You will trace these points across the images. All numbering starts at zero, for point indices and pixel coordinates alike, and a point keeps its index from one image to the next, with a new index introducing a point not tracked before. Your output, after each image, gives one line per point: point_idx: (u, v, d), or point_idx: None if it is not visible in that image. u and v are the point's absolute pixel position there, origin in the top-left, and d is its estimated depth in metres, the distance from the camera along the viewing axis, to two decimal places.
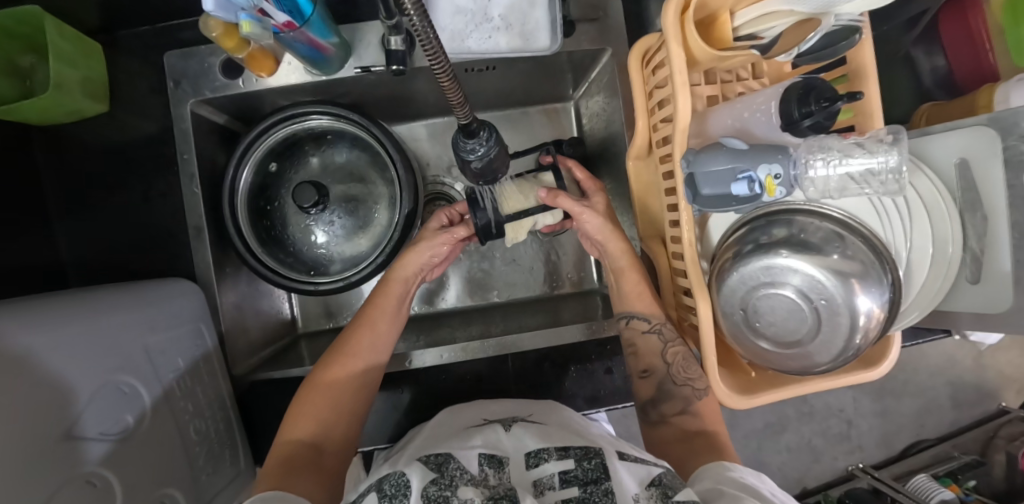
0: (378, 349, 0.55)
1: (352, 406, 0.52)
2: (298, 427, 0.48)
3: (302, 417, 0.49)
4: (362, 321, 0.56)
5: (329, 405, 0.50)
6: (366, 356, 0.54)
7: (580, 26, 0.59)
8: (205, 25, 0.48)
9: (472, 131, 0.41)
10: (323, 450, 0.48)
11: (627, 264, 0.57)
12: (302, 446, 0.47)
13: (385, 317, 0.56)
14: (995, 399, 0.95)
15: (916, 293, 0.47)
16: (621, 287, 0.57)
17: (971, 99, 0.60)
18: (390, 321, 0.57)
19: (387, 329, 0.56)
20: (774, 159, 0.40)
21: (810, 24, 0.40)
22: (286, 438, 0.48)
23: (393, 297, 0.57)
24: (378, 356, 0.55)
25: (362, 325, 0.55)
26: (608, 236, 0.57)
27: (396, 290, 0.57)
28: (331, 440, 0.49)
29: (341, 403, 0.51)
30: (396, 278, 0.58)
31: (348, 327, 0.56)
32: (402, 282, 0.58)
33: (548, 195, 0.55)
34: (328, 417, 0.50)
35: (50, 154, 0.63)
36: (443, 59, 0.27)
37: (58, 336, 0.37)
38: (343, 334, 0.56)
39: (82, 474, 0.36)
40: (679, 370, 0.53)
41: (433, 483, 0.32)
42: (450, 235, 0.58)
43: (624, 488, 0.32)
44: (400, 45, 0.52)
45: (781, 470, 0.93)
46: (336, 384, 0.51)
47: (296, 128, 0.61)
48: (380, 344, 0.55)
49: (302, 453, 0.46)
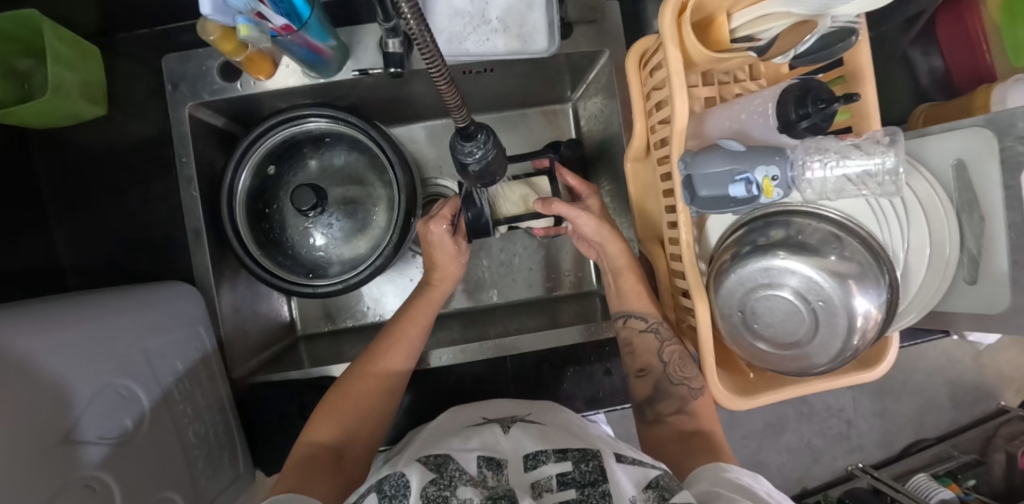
0: (409, 363, 0.55)
1: (377, 416, 0.51)
2: (322, 431, 0.48)
3: (328, 422, 0.49)
4: (396, 332, 0.55)
5: (358, 414, 0.50)
6: (396, 368, 0.54)
7: (578, 28, 0.60)
8: (202, 28, 0.48)
9: (470, 133, 0.41)
10: (344, 457, 0.47)
11: (626, 265, 0.57)
12: (324, 449, 0.47)
13: (420, 333, 0.56)
14: (995, 398, 0.95)
15: (913, 293, 0.47)
16: (621, 286, 0.57)
17: (967, 99, 0.61)
18: (422, 336, 0.57)
19: (420, 343, 0.56)
20: (771, 161, 0.40)
21: (806, 26, 0.40)
22: (307, 441, 0.48)
23: (427, 311, 0.58)
24: (409, 370, 0.55)
25: (396, 338, 0.55)
26: (606, 237, 0.57)
27: (430, 306, 0.58)
28: (353, 448, 0.49)
29: (368, 412, 0.51)
30: (430, 294, 0.59)
31: (379, 337, 0.56)
32: (436, 298, 0.59)
33: (542, 204, 0.56)
34: (353, 425, 0.50)
35: (48, 157, 0.63)
36: (440, 63, 0.27)
37: (57, 340, 0.37)
38: (376, 341, 0.56)
39: (81, 477, 0.36)
40: (675, 369, 0.53)
41: (432, 483, 0.32)
42: (461, 239, 0.59)
43: (621, 489, 0.32)
44: (398, 48, 0.53)
45: (781, 470, 0.93)
46: (364, 391, 0.51)
47: (294, 130, 0.61)
48: (411, 357, 0.55)
49: (324, 456, 0.46)
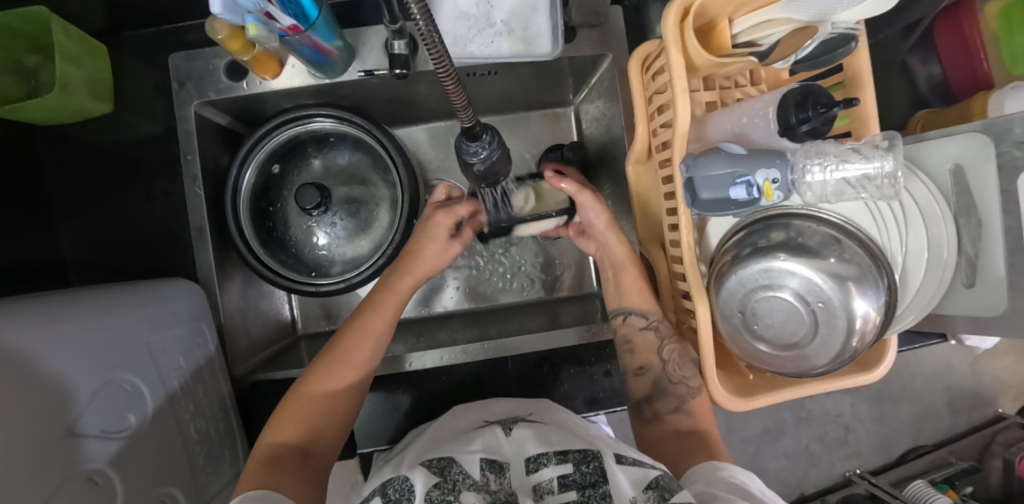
0: (373, 358, 0.53)
1: (341, 412, 0.51)
2: (285, 429, 0.47)
3: (289, 420, 0.47)
4: (357, 328, 0.53)
5: (318, 412, 0.49)
6: (361, 361, 0.52)
7: (581, 32, 0.61)
8: (211, 27, 0.48)
9: (475, 134, 0.41)
10: (309, 455, 0.47)
11: (627, 260, 0.56)
12: (287, 448, 0.46)
13: (384, 329, 0.54)
14: (992, 405, 0.95)
15: (911, 296, 0.47)
16: (621, 282, 0.57)
17: (964, 106, 0.62)
18: (388, 329, 0.54)
19: (382, 336, 0.54)
20: (772, 164, 0.40)
21: (808, 31, 0.40)
22: (270, 439, 0.47)
23: (395, 302, 0.55)
24: (374, 363, 0.53)
25: (358, 333, 0.52)
26: (604, 225, 0.57)
27: (399, 296, 0.55)
28: (319, 444, 0.48)
29: (328, 409, 0.49)
30: (400, 284, 0.55)
31: (342, 333, 0.53)
32: (406, 288, 0.55)
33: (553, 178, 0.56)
34: (316, 423, 0.48)
35: (52, 154, 0.63)
36: (448, 62, 0.28)
37: (64, 338, 0.38)
38: (335, 338, 0.53)
39: (82, 472, 0.36)
40: (675, 369, 0.53)
41: (437, 488, 0.32)
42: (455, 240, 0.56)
43: (621, 490, 0.33)
44: (403, 49, 0.52)
45: (779, 475, 0.92)
46: (327, 388, 0.50)
47: (300, 130, 0.62)
48: (374, 352, 0.53)
49: (289, 456, 0.45)
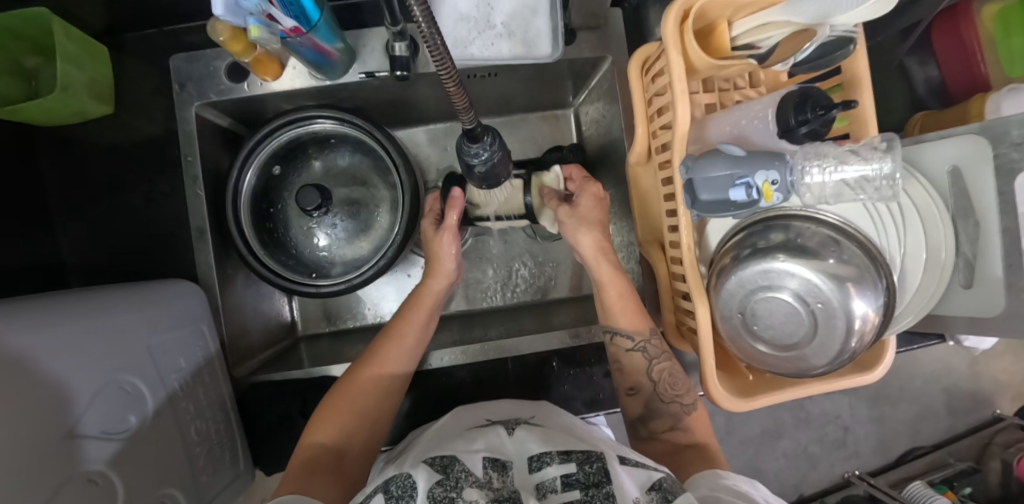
0: (405, 363, 0.54)
1: (378, 417, 0.51)
2: (322, 431, 0.47)
3: (325, 423, 0.48)
4: (390, 333, 0.55)
5: (355, 415, 0.49)
6: (395, 365, 0.54)
7: (581, 34, 0.61)
8: (212, 28, 0.48)
9: (476, 135, 0.41)
10: (345, 457, 0.46)
11: (611, 277, 0.56)
12: (325, 450, 0.46)
13: (416, 334, 0.56)
14: (991, 406, 0.96)
15: (910, 296, 0.48)
16: (605, 300, 0.57)
17: (962, 108, 0.62)
18: (419, 336, 0.57)
19: (414, 341, 0.56)
20: (770, 165, 0.41)
21: (805, 35, 0.42)
22: (307, 442, 0.47)
23: (424, 308, 0.58)
24: (407, 370, 0.55)
25: (392, 338, 0.55)
26: (586, 244, 0.57)
27: (428, 302, 0.58)
28: (354, 447, 0.48)
29: (364, 413, 0.50)
30: (428, 291, 0.59)
31: (377, 340, 0.55)
32: (433, 295, 0.59)
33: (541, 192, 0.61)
34: (354, 425, 0.49)
35: (53, 156, 0.63)
36: (451, 65, 0.28)
37: (65, 338, 0.38)
38: (370, 346, 0.55)
39: (82, 473, 0.36)
40: (666, 388, 0.54)
41: (439, 485, 0.32)
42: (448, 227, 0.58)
43: (624, 490, 0.33)
44: (404, 51, 0.53)
45: (779, 476, 0.93)
46: (364, 390, 0.51)
47: (300, 131, 0.62)
48: (407, 356, 0.55)
49: (326, 458, 0.45)
